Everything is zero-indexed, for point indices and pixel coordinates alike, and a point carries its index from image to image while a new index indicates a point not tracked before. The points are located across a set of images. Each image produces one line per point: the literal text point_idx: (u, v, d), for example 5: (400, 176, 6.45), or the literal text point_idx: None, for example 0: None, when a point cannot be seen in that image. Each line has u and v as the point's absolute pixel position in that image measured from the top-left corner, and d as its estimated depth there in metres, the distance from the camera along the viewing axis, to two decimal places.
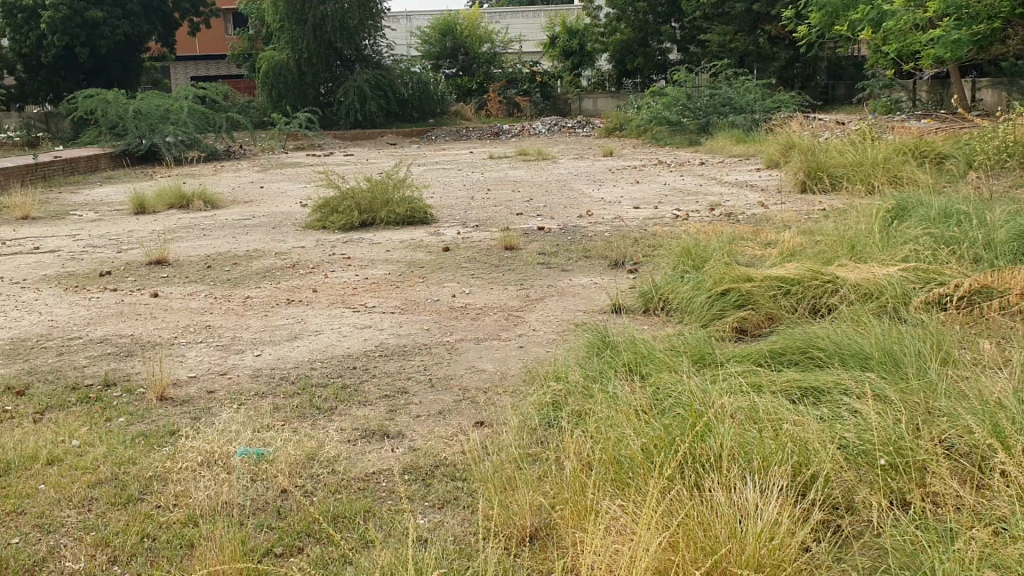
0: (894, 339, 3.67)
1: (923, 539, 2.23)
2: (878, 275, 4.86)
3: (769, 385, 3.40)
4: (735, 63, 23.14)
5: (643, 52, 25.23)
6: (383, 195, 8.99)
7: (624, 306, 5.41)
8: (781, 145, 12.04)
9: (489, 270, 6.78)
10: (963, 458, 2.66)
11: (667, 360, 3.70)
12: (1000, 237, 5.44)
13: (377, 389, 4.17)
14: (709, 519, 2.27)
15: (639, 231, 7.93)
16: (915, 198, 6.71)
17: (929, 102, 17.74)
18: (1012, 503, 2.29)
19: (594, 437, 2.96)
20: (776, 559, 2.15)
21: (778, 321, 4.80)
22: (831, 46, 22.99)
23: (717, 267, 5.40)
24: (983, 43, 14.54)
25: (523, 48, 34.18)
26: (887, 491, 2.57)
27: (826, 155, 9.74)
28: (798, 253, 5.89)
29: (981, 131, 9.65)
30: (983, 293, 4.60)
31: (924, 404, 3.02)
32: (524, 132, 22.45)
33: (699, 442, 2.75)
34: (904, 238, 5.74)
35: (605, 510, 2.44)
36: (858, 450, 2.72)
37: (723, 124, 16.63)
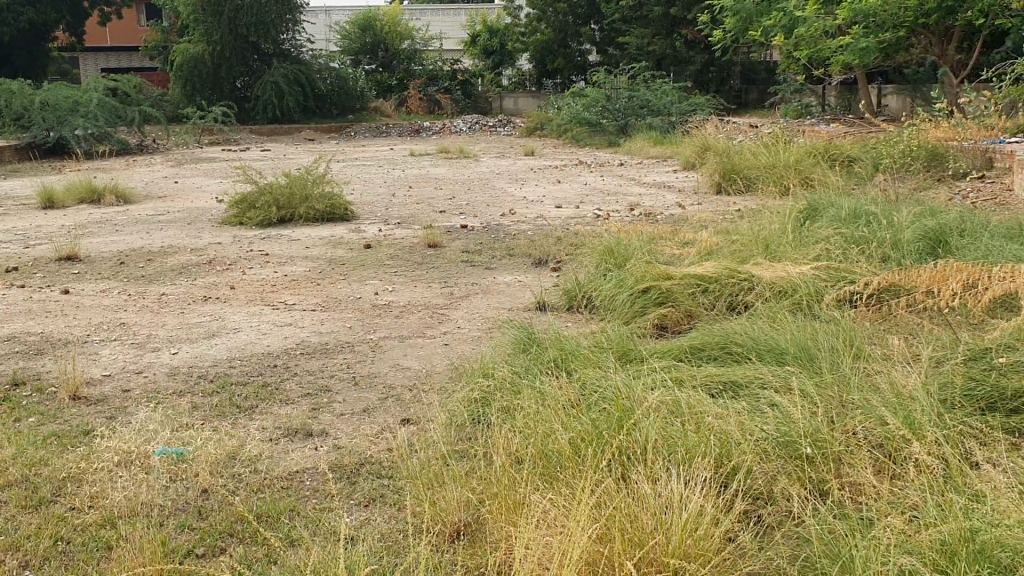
0: (809, 335, 3.78)
1: (842, 527, 2.30)
2: (792, 273, 5.01)
3: (691, 379, 3.48)
4: (653, 65, 23.54)
5: (563, 53, 25.43)
6: (302, 191, 8.86)
7: (548, 304, 5.44)
8: (698, 147, 12.27)
9: (412, 268, 6.75)
10: (876, 448, 2.76)
11: (591, 357, 3.74)
12: (906, 237, 5.66)
13: (299, 387, 4.12)
14: (636, 511, 2.30)
15: (561, 229, 8.00)
16: (826, 199, 6.92)
17: (837, 107, 18.32)
18: (924, 492, 2.38)
19: (522, 433, 2.98)
20: (700, 549, 2.20)
21: (698, 318, 4.89)
22: (745, 51, 23.59)
23: (638, 266, 5.49)
24: (889, 51, 15.10)
25: (443, 46, 34.04)
26: (806, 482, 2.64)
27: (739, 157, 9.92)
28: (715, 252, 6.01)
29: (887, 136, 10.01)
30: (891, 291, 4.77)
31: (839, 397, 3.12)
32: (445, 129, 22.40)
33: (625, 437, 2.80)
34: (816, 238, 5.92)
35: (535, 504, 2.46)
36: (777, 440, 2.80)
37: (642, 125, 16.90)
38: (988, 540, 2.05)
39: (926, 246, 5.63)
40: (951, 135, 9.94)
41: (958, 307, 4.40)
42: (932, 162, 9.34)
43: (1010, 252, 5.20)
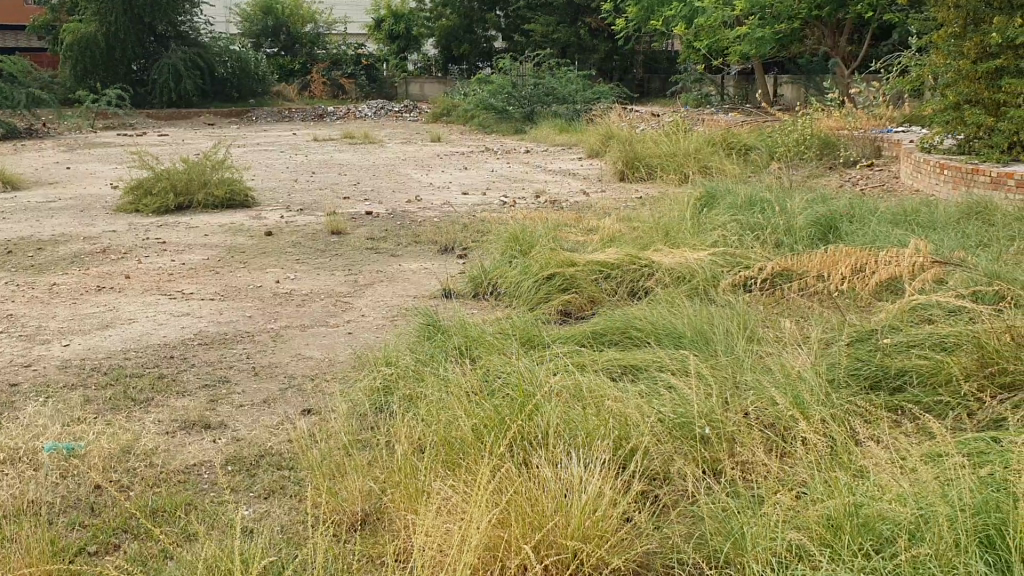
0: (706, 319, 3.89)
1: (734, 505, 2.36)
2: (690, 259, 5.12)
3: (593, 363, 3.55)
4: (558, 53, 23.76)
5: (468, 39, 25.42)
6: (200, 177, 8.63)
7: (454, 290, 5.43)
8: (602, 135, 12.41)
9: (315, 256, 6.65)
10: (767, 428, 2.86)
11: (495, 343, 3.78)
12: (799, 224, 5.85)
13: (196, 378, 4.03)
14: (536, 494, 2.32)
15: (467, 216, 7.98)
16: (723, 186, 7.10)
17: (735, 96, 18.83)
18: (813, 470, 2.47)
19: (425, 420, 2.99)
20: (598, 528, 2.24)
21: (601, 304, 4.97)
22: (647, 40, 24.01)
23: (541, 253, 5.55)
24: (783, 42, 15.57)
25: (348, 31, 33.56)
26: (701, 461, 2.71)
27: (642, 146, 9.99)
28: (618, 239, 6.10)
29: (782, 125, 10.32)
30: (784, 276, 4.94)
31: (734, 379, 3.22)
32: (350, 114, 22.14)
33: (527, 422, 2.84)
34: (714, 225, 6.07)
35: (436, 491, 2.46)
36: (675, 422, 2.87)
37: (547, 112, 17.02)
38: (869, 513, 2.13)
39: (818, 232, 5.83)
40: (842, 125, 10.31)
41: (847, 290, 4.58)
42: (825, 150, 9.66)
43: (895, 237, 5.42)
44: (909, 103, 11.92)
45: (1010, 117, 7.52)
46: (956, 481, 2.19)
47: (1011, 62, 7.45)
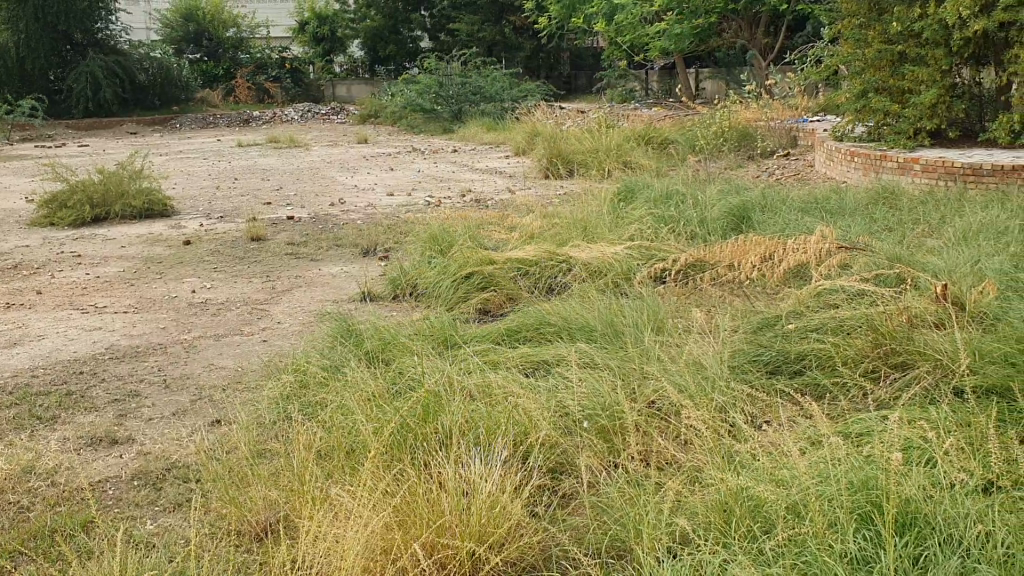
0: (616, 312, 3.93)
1: (629, 494, 2.41)
2: (606, 254, 5.18)
3: (505, 361, 3.56)
4: (484, 52, 23.88)
5: (394, 40, 25.38)
6: (118, 187, 8.44)
7: (372, 293, 5.38)
8: (528, 132, 12.45)
9: (233, 264, 6.55)
10: (669, 417, 2.92)
11: (406, 345, 3.77)
12: (713, 215, 5.95)
13: (105, 394, 3.95)
14: (432, 495, 2.34)
15: (389, 218, 7.93)
16: (642, 181, 7.17)
17: (659, 92, 19.13)
18: (707, 455, 2.53)
19: (328, 427, 2.97)
20: (493, 524, 2.27)
21: (519, 301, 4.98)
22: (571, 38, 24.30)
23: (461, 251, 5.54)
24: (702, 36, 15.92)
25: (271, 34, 33.09)
26: (604, 453, 2.76)
27: (565, 142, 10.05)
28: (537, 235, 6.12)
29: (701, 118, 10.48)
30: (697, 267, 5.02)
31: (639, 369, 3.27)
32: (276, 118, 21.89)
33: (430, 422, 2.85)
34: (631, 219, 6.13)
35: (333, 497, 2.46)
36: (579, 415, 2.92)
37: (475, 111, 17.04)
38: (755, 494, 2.21)
39: (731, 222, 5.93)
40: (759, 116, 10.49)
41: (757, 278, 4.65)
42: (743, 142, 9.83)
43: (804, 225, 5.55)
44: (823, 91, 12.24)
45: (915, 104, 7.79)
46: (837, 461, 2.31)
47: (913, 51, 7.75)
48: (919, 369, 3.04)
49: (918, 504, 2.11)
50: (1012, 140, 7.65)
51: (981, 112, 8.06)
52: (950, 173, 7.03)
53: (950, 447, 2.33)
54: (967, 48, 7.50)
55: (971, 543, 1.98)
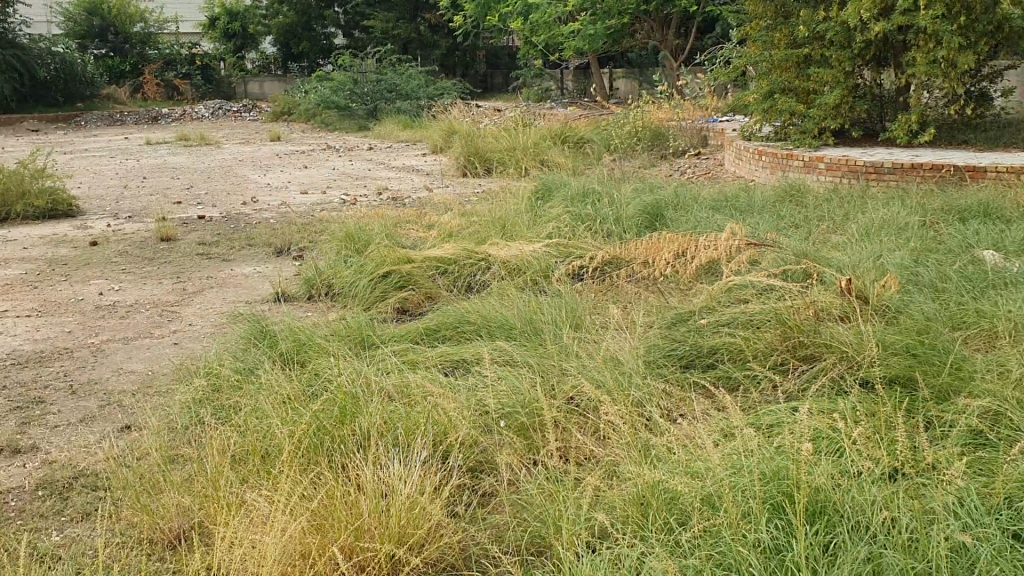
0: (535, 310, 3.96)
1: (549, 490, 2.43)
2: (525, 252, 5.20)
3: (424, 361, 3.55)
4: (399, 49, 23.74)
5: (308, 36, 25.04)
6: (18, 186, 8.12)
7: (287, 293, 5.30)
8: (444, 130, 12.41)
9: (141, 265, 6.37)
10: (588, 413, 2.96)
11: (322, 345, 3.72)
12: (628, 213, 6.03)
13: (7, 401, 3.80)
14: (351, 497, 2.32)
15: (304, 217, 7.82)
16: (558, 179, 7.22)
17: (574, 91, 19.30)
18: (625, 449, 2.57)
19: (242, 431, 2.91)
20: (413, 525, 2.26)
21: (437, 300, 4.97)
22: (487, 36, 24.33)
23: (378, 250, 5.49)
24: (615, 36, 16.13)
25: (179, 30, 32.24)
26: (524, 450, 2.77)
27: (482, 140, 10.06)
28: (455, 234, 6.11)
29: (615, 118, 10.61)
30: (613, 264, 5.08)
31: (557, 365, 3.30)
32: (186, 115, 21.36)
33: (348, 424, 2.82)
34: (548, 217, 6.17)
35: (248, 502, 2.41)
36: (499, 413, 2.93)
37: (390, 109, 16.92)
38: (671, 487, 2.25)
39: (646, 220, 6.02)
40: (671, 116, 10.66)
41: (671, 275, 4.73)
42: (656, 140, 9.99)
43: (715, 222, 5.67)
44: (732, 92, 12.52)
45: (821, 104, 8.03)
46: (749, 452, 2.38)
47: (818, 53, 8.01)
48: (826, 362, 3.14)
49: (827, 493, 2.17)
50: (911, 140, 7.95)
51: (881, 112, 8.37)
52: (853, 171, 7.26)
53: (857, 437, 2.42)
54: (869, 50, 7.84)
55: (878, 530, 2.06)
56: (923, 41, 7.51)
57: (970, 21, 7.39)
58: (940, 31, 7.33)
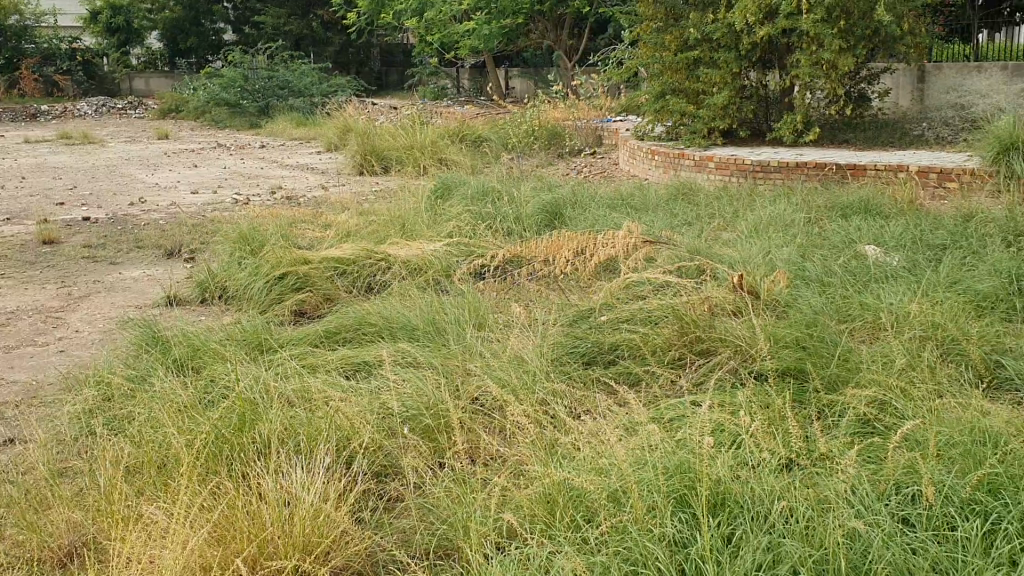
0: (438, 310, 3.94)
1: (455, 493, 2.42)
2: (425, 252, 5.18)
3: (324, 364, 3.49)
4: (291, 46, 23.32)
5: (196, 31, 24.31)
6: None
7: (179, 297, 5.13)
8: (339, 128, 12.24)
9: (22, 269, 6.07)
10: (493, 412, 2.97)
11: (219, 350, 3.62)
12: (527, 212, 6.06)
13: None
14: (253, 507, 2.26)
15: (195, 217, 7.60)
16: (457, 177, 7.21)
17: (471, 89, 19.29)
18: (531, 448, 2.58)
19: (135, 441, 2.81)
20: (318, 534, 2.22)
21: (336, 301, 4.90)
22: (381, 34, 24.10)
23: (274, 251, 5.37)
24: (510, 36, 16.20)
25: (57, 23, 30.91)
26: (429, 451, 2.76)
27: (378, 138, 9.96)
28: (353, 234, 6.04)
29: (511, 117, 10.66)
30: (514, 263, 5.11)
31: (461, 366, 3.30)
32: (66, 113, 20.48)
33: (247, 431, 2.75)
34: (448, 216, 6.15)
35: (145, 515, 2.33)
36: (403, 415, 2.91)
37: (283, 106, 16.59)
38: (578, 485, 2.27)
39: (545, 218, 6.06)
40: (567, 115, 10.77)
41: (571, 272, 4.77)
42: (553, 139, 10.08)
43: (611, 220, 5.76)
44: (626, 91, 12.73)
45: (710, 104, 8.24)
46: (652, 447, 2.42)
47: (707, 54, 8.21)
48: (721, 356, 3.22)
49: (727, 485, 2.23)
50: (796, 139, 8.24)
51: (767, 112, 8.64)
52: (742, 170, 7.47)
53: (754, 429, 2.49)
54: (754, 52, 8.09)
55: (777, 519, 2.12)
56: (806, 44, 7.79)
57: (849, 24, 7.69)
58: (821, 34, 7.61)
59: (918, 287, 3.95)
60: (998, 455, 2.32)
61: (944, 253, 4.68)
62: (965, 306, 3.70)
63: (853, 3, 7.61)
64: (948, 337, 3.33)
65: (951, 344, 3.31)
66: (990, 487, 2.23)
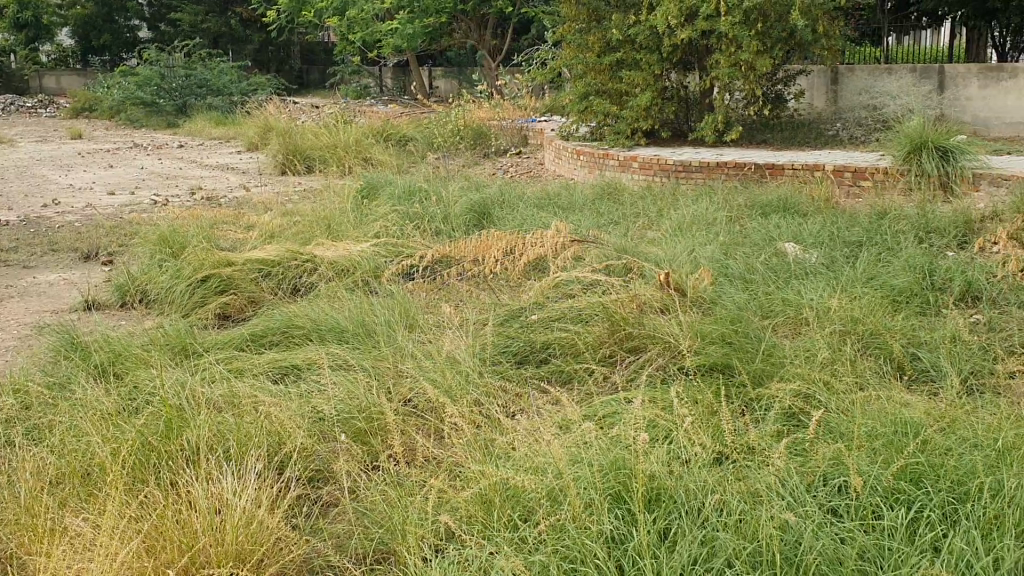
0: (367, 311, 3.91)
1: (390, 497, 2.40)
2: (352, 253, 5.13)
3: (251, 368, 3.42)
4: (209, 44, 22.86)
5: (109, 28, 23.63)
6: None
7: (97, 301, 4.98)
8: (260, 127, 12.03)
9: None
10: (426, 413, 2.95)
11: (142, 356, 3.53)
12: (455, 211, 6.05)
13: None
14: (184, 516, 2.21)
15: (112, 218, 7.39)
16: (382, 177, 7.14)
17: (394, 89, 19.17)
18: (466, 449, 2.58)
19: (56, 451, 2.71)
20: (251, 541, 2.18)
21: (261, 304, 4.81)
22: (301, 32, 23.79)
23: (196, 253, 5.25)
24: (433, 35, 16.15)
25: None
26: (362, 455, 2.73)
27: (301, 138, 9.82)
28: (277, 234, 5.94)
29: (436, 116, 10.63)
30: (443, 262, 5.08)
31: (393, 368, 3.28)
32: None
33: (174, 439, 2.68)
34: (375, 216, 6.10)
35: (69, 528, 2.25)
36: (335, 419, 2.87)
37: (201, 105, 16.25)
38: (514, 485, 2.28)
39: (472, 218, 6.05)
40: (492, 115, 10.78)
41: (500, 272, 4.78)
42: (478, 139, 10.08)
43: (539, 219, 5.78)
44: (549, 91, 12.81)
45: (633, 104, 8.35)
46: (587, 445, 2.44)
47: (629, 55, 8.30)
48: (651, 353, 3.26)
49: (662, 481, 2.25)
50: (717, 139, 8.39)
51: (688, 112, 8.78)
52: (665, 169, 7.58)
53: (685, 425, 2.53)
54: (675, 53, 8.22)
55: (710, 513, 2.16)
56: (725, 45, 7.93)
57: (765, 27, 7.87)
58: (739, 36, 7.77)
59: (837, 283, 4.06)
60: (918, 445, 2.39)
61: (861, 249, 4.82)
62: (882, 301, 3.82)
63: (770, 6, 7.79)
64: (867, 331, 3.43)
65: (870, 338, 3.41)
66: (913, 477, 2.29)
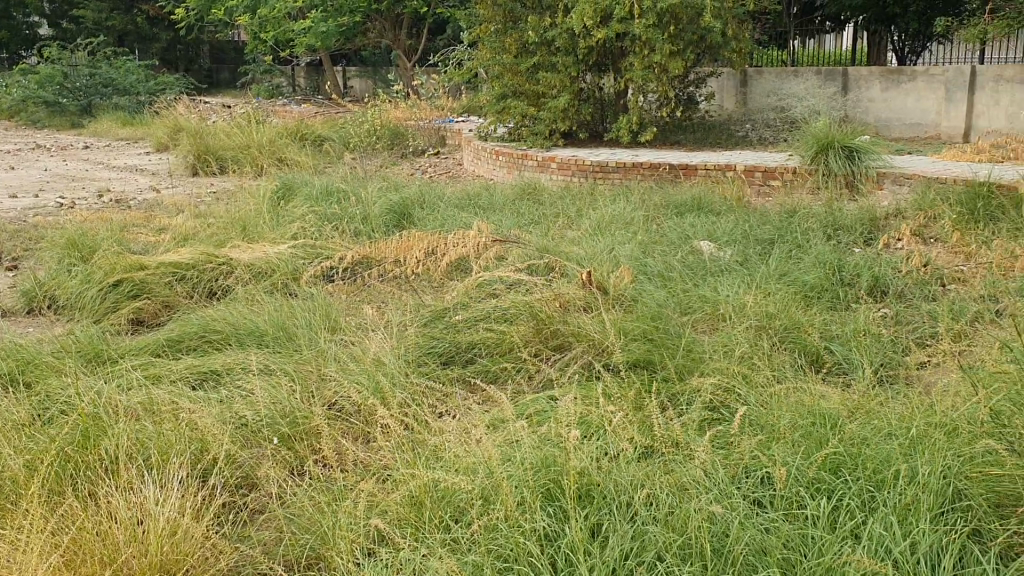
0: (288, 314, 3.84)
1: (318, 502, 2.37)
2: (270, 255, 5.04)
3: (169, 374, 3.33)
4: (114, 41, 22.19)
5: (7, 25, 22.72)
6: None
7: (2, 308, 4.79)
8: (169, 127, 11.74)
9: None
10: (352, 416, 2.93)
11: (53, 365, 3.40)
12: (374, 212, 6.00)
13: None
14: (105, 528, 2.14)
15: (15, 222, 7.11)
16: (298, 178, 7.03)
17: (307, 88, 18.90)
18: (395, 452, 2.56)
19: None
20: (177, 552, 2.12)
21: (176, 308, 4.68)
22: (211, 30, 23.27)
23: (106, 257, 5.09)
24: (347, 34, 15.95)
25: None
26: (287, 461, 2.69)
27: (213, 138, 9.61)
28: (191, 236, 5.80)
29: (351, 116, 10.53)
30: (364, 264, 5.03)
31: (317, 371, 3.23)
32: None
33: (92, 448, 2.60)
34: (292, 217, 6.02)
35: None
36: (259, 424, 2.82)
37: (106, 105, 15.76)
38: (445, 485, 2.28)
39: (392, 219, 6.02)
40: (408, 115, 10.72)
41: (422, 272, 4.76)
42: (395, 139, 10.02)
43: (459, 220, 5.78)
44: (465, 92, 12.80)
45: (550, 105, 8.41)
46: (517, 444, 2.46)
47: (545, 57, 8.36)
48: (575, 351, 3.29)
49: (592, 477, 2.28)
50: (632, 139, 8.51)
51: (603, 113, 8.89)
52: (582, 169, 7.65)
53: (613, 421, 2.56)
54: (590, 55, 8.31)
55: (640, 508, 2.19)
56: (639, 48, 8.05)
57: (678, 30, 8.01)
58: (652, 38, 7.88)
59: (752, 280, 4.16)
60: (836, 436, 2.47)
61: (773, 246, 4.95)
62: (795, 297, 3.92)
63: (682, 9, 7.92)
64: (782, 326, 3.52)
65: (785, 332, 3.50)
66: (832, 467, 2.36)
